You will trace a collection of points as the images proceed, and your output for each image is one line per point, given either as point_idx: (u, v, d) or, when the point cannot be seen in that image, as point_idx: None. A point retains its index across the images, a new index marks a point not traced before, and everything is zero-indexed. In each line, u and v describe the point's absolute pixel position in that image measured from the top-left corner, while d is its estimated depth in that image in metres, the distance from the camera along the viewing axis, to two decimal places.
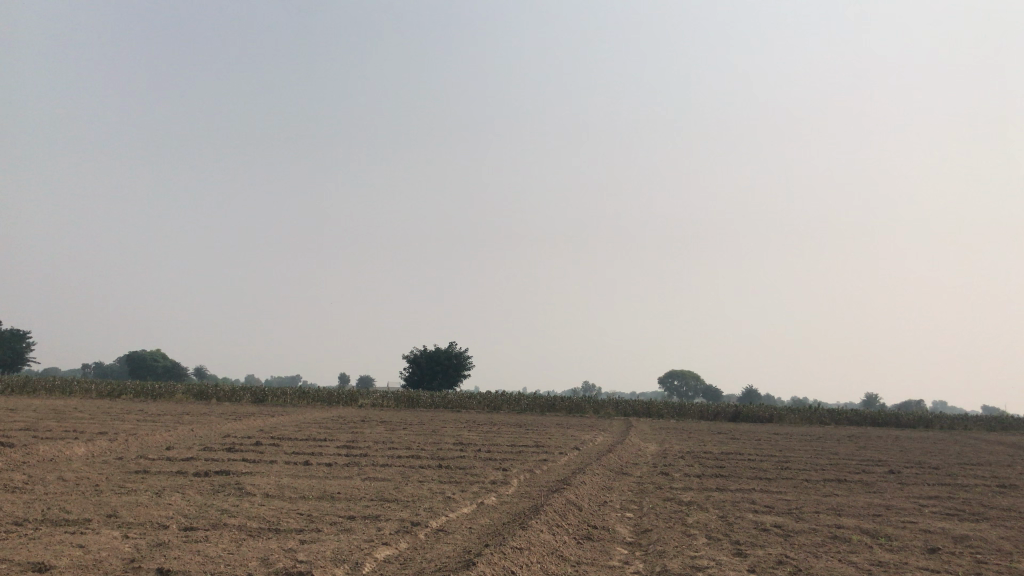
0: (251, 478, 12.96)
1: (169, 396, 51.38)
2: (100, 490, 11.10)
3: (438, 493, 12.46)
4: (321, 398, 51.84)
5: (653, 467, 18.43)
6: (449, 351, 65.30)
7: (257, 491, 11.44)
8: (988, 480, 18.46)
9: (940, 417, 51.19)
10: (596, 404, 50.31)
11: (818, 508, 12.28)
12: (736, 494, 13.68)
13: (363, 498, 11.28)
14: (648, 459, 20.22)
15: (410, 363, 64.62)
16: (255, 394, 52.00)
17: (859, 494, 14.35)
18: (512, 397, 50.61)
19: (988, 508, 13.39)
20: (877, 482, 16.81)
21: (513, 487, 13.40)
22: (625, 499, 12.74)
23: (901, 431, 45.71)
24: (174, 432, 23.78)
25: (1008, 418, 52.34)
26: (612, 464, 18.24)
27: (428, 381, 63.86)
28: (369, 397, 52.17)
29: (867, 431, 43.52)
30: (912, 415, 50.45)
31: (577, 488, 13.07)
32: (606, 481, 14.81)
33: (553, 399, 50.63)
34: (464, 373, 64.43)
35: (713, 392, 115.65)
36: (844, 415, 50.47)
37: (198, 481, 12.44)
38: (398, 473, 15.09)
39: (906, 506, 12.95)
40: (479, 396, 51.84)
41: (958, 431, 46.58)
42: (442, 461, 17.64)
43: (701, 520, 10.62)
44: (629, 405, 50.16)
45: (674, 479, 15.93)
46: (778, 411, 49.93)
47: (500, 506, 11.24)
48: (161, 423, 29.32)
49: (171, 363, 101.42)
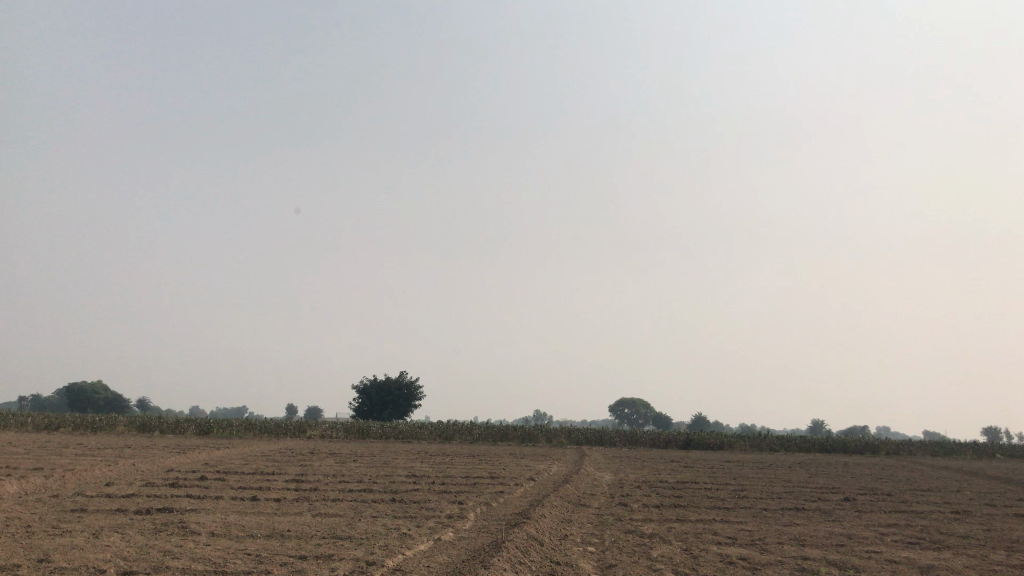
0: (195, 516, 12.36)
1: (109, 428, 49.72)
2: (33, 532, 10.43)
3: (394, 529, 11.99)
4: (269, 429, 50.67)
5: (611, 497, 18.15)
6: (400, 381, 64.47)
7: (202, 530, 10.88)
8: (941, 506, 18.55)
9: (886, 443, 51.86)
10: (548, 433, 49.97)
11: (780, 539, 12.13)
12: (697, 525, 13.47)
13: (315, 536, 10.81)
14: (604, 489, 19.93)
15: (360, 393, 63.58)
16: (200, 426, 50.61)
17: (820, 523, 14.25)
18: (464, 427, 50.05)
19: (948, 536, 13.39)
20: (835, 510, 16.76)
21: (470, 522, 12.97)
22: (586, 532, 12.43)
23: (849, 457, 46.17)
24: (113, 467, 22.79)
25: (951, 443, 53.28)
26: (570, 495, 17.94)
27: (377, 412, 62.92)
28: (318, 428, 51.15)
29: (817, 458, 43.83)
30: (859, 441, 51.08)
31: (536, 521, 12.71)
32: (564, 514, 14.48)
33: (505, 429, 50.17)
34: (414, 403, 63.65)
35: (664, 421, 116.03)
36: (793, 442, 50.85)
37: (139, 520, 11.81)
38: (350, 508, 14.57)
39: (868, 535, 12.87)
40: (430, 426, 51.16)
41: (904, 457, 47.20)
42: (395, 495, 17.12)
43: (666, 554, 10.36)
44: (581, 434, 49.90)
45: (633, 510, 15.65)
46: (728, 438, 50.12)
47: (459, 543, 10.85)
48: (99, 457, 28.20)
49: (111, 396, 98.42)
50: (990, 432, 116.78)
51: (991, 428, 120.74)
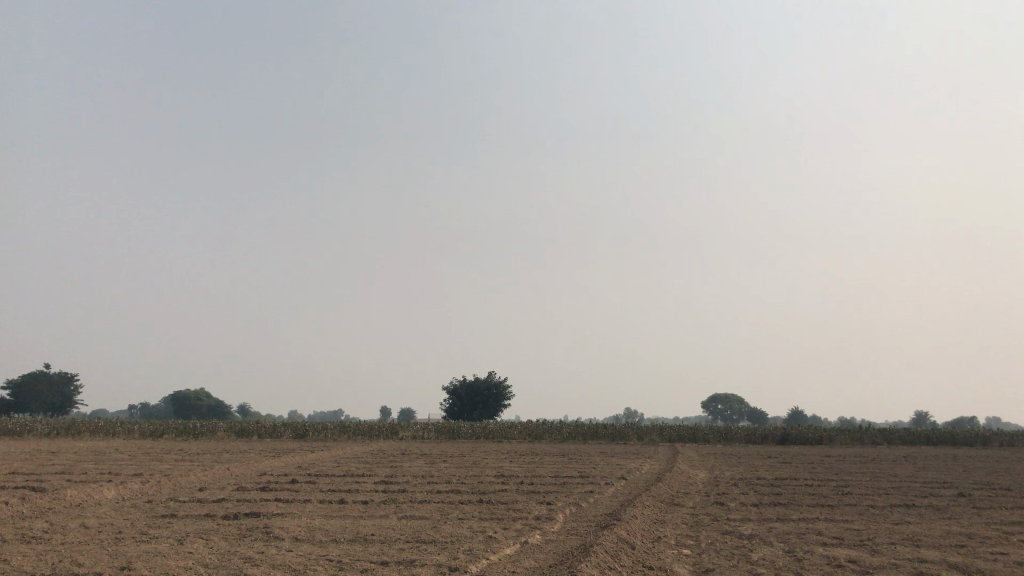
0: (279, 521, 12.26)
1: (210, 433, 51.22)
2: (119, 538, 10.47)
3: (479, 532, 11.63)
4: (362, 431, 51.33)
5: (706, 496, 17.37)
6: (489, 381, 64.45)
7: (285, 535, 10.75)
8: None
9: (998, 433, 49.14)
10: (639, 430, 49.12)
11: (892, 539, 11.26)
12: (800, 525, 12.68)
13: (398, 540, 10.55)
14: (699, 487, 19.15)
15: (450, 395, 63.88)
16: (296, 429, 51.65)
17: (934, 522, 13.24)
18: (554, 427, 49.65)
19: None
20: (950, 507, 15.64)
21: (559, 525, 12.52)
22: (681, 534, 11.82)
23: (957, 449, 43.95)
24: (209, 471, 23.20)
25: None
26: (663, 495, 17.24)
27: (467, 412, 63.13)
28: (409, 429, 51.52)
29: (923, 451, 41.83)
30: (969, 432, 48.51)
31: (628, 523, 12.13)
32: (657, 514, 13.89)
33: (596, 427, 49.55)
34: (504, 404, 63.54)
35: (759, 415, 113.28)
36: (897, 434, 48.66)
37: (226, 525, 11.77)
38: (435, 511, 14.27)
39: (990, 534, 11.87)
40: (520, 425, 50.90)
41: (1018, 449, 44.59)
42: (482, 496, 16.79)
43: (768, 557, 9.66)
44: (673, 431, 48.87)
45: (730, 510, 14.91)
46: (827, 432, 48.30)
47: (546, 546, 10.39)
48: (197, 462, 28.93)
49: (215, 403, 101.77)
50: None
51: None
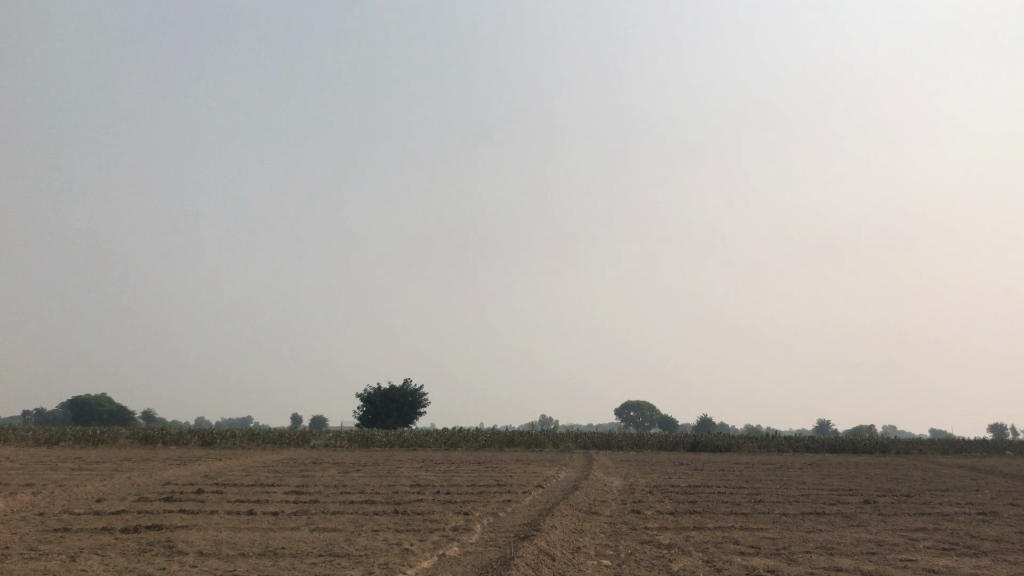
0: (183, 534, 11.68)
1: (111, 440, 49.10)
2: (5, 555, 9.74)
3: (395, 544, 11.29)
4: (272, 439, 50.02)
5: (623, 505, 17.36)
6: (403, 389, 63.72)
7: (190, 549, 10.20)
8: (968, 507, 17.79)
9: (895, 441, 51.06)
10: (554, 437, 49.24)
11: (807, 547, 11.39)
12: (716, 534, 12.74)
13: (310, 554, 10.11)
14: (615, 495, 19.17)
15: (364, 401, 62.90)
16: (202, 436, 49.95)
17: (845, 529, 13.49)
18: (470, 435, 49.35)
19: (983, 541, 12.68)
20: (858, 515, 16.00)
21: (477, 536, 12.27)
22: (599, 543, 11.71)
23: (858, 457, 45.46)
24: (108, 481, 22.07)
25: (960, 440, 52.58)
26: (580, 503, 17.17)
27: (382, 420, 62.27)
28: (322, 437, 50.45)
29: (827, 458, 43.12)
30: (868, 440, 50.30)
31: (547, 533, 11.98)
32: (575, 524, 13.77)
33: (511, 435, 49.46)
34: (419, 411, 62.92)
35: (670, 423, 115.39)
36: (802, 442, 50.03)
37: (125, 539, 11.14)
38: (349, 522, 13.82)
39: (899, 541, 12.15)
40: (435, 433, 50.44)
41: (915, 456, 46.39)
42: (397, 507, 16.36)
43: (687, 567, 9.60)
44: (588, 438, 49.17)
45: (647, 518, 14.89)
46: (736, 439, 49.35)
47: (464, 559, 10.14)
48: (96, 471, 27.55)
49: (117, 408, 97.86)
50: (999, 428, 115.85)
51: (1000, 423, 119.48)
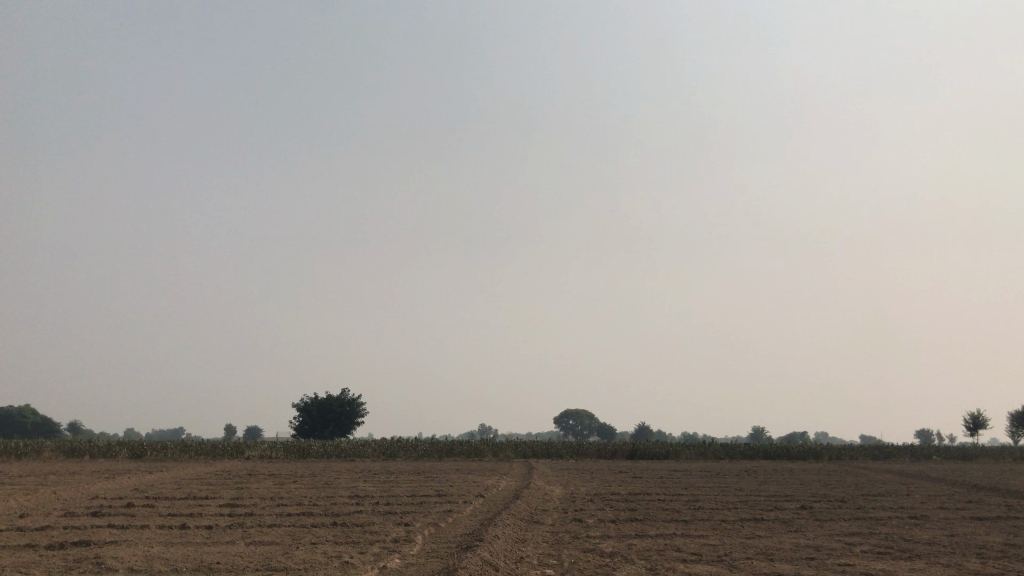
0: (112, 549, 11.26)
1: (35, 453, 47.36)
2: None
3: (334, 557, 11.04)
4: (205, 451, 48.83)
5: (565, 513, 17.35)
6: (341, 399, 62.87)
7: (119, 566, 9.83)
8: (900, 512, 18.23)
9: (827, 447, 52.21)
10: (494, 446, 49.12)
11: (748, 553, 11.50)
12: (657, 541, 12.80)
13: (247, 569, 9.83)
14: (557, 504, 19.14)
15: (301, 412, 61.90)
16: (132, 448, 48.49)
17: (783, 535, 13.69)
18: (409, 444, 48.92)
19: (915, 544, 13.00)
20: (795, 520, 16.26)
21: (418, 547, 12.09)
22: (542, 553, 11.67)
23: (792, 463, 46.38)
24: (32, 496, 21.19)
25: (888, 445, 54.03)
26: (522, 512, 17.09)
27: (319, 430, 61.36)
28: (257, 448, 49.45)
29: (762, 465, 43.87)
30: (802, 446, 51.34)
31: (489, 543, 11.86)
32: (517, 533, 13.67)
33: (451, 444, 49.20)
34: (357, 420, 62.17)
35: (608, 431, 116.32)
36: (737, 449, 50.82)
37: (51, 556, 10.68)
38: (287, 535, 13.50)
39: (836, 546, 12.36)
40: (374, 443, 49.89)
41: (846, 462, 47.51)
42: (337, 519, 16.05)
43: None
44: (527, 447, 49.18)
45: (589, 527, 14.91)
46: (674, 447, 49.90)
47: (406, 570, 9.98)
48: (18, 485, 26.47)
49: (41, 420, 94.41)
50: (925, 434, 119.50)
51: (925, 429, 123.19)
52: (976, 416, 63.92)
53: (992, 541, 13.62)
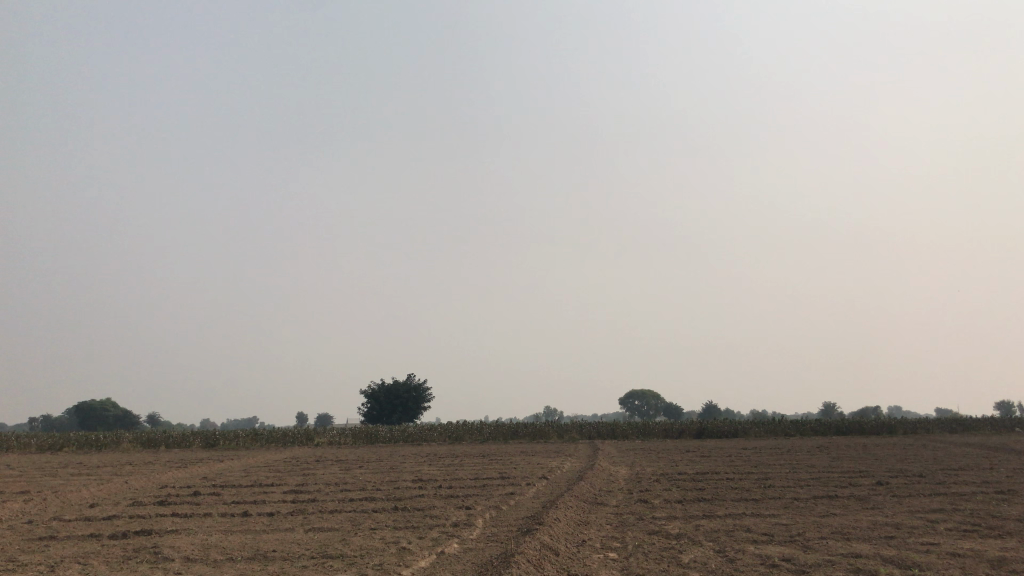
0: (171, 539, 11.24)
1: (114, 445, 48.69)
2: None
3: (392, 543, 10.80)
4: (276, 438, 49.58)
5: (630, 494, 16.91)
6: (407, 384, 63.26)
7: (175, 555, 9.75)
8: (984, 487, 17.29)
9: (901, 421, 50.56)
10: (560, 428, 48.76)
11: (822, 533, 10.96)
12: (727, 522, 12.31)
13: (301, 556, 9.64)
14: (621, 485, 18.70)
15: (368, 399, 62.49)
16: (205, 438, 49.54)
17: (860, 513, 13.03)
18: (474, 428, 48.90)
19: (1003, 520, 12.24)
20: (872, 497, 15.51)
21: (478, 531, 11.79)
22: (606, 535, 11.26)
23: (865, 438, 45.04)
24: (104, 486, 21.60)
25: (965, 418, 52.06)
26: (584, 494, 16.72)
27: (386, 417, 61.90)
28: (325, 434, 50.02)
29: (833, 441, 42.66)
30: (875, 421, 49.83)
31: (550, 526, 11.47)
32: (579, 516, 13.28)
33: (516, 427, 49.03)
34: (423, 406, 62.51)
35: (675, 411, 115.17)
36: (808, 425, 49.56)
37: (110, 547, 10.65)
38: (347, 521, 13.36)
39: (918, 524, 11.66)
40: (440, 428, 50.03)
41: (921, 436, 45.95)
42: (398, 503, 15.88)
43: (698, 559, 9.10)
44: (593, 428, 48.75)
45: (654, 508, 14.43)
46: (741, 425, 48.93)
47: (463, 556, 9.66)
48: (93, 476, 26.98)
49: (123, 413, 97.37)
50: (1005, 406, 115.72)
51: (1005, 401, 118.85)
52: None
53: None
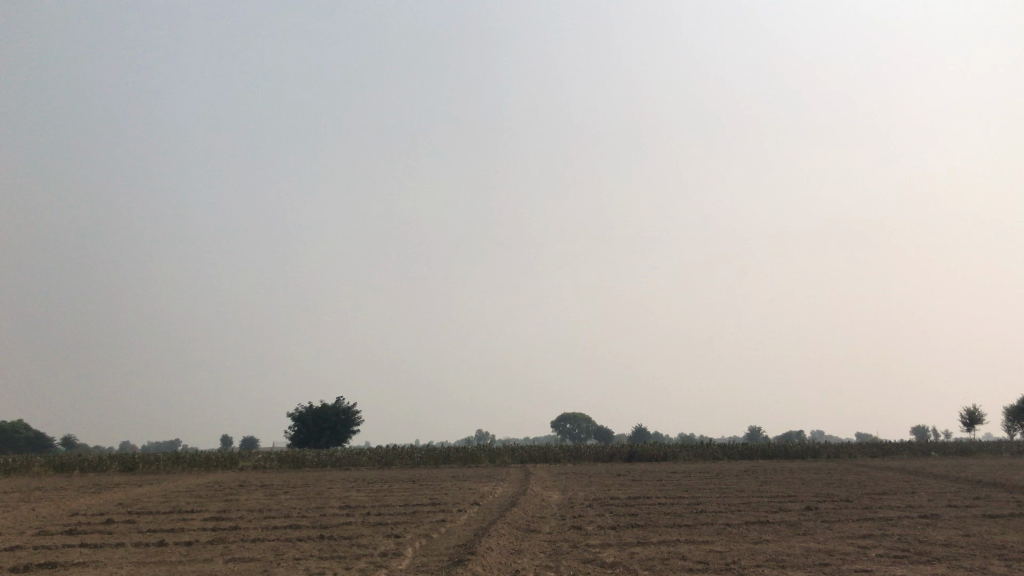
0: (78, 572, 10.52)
1: (24, 469, 46.36)
2: None
3: None
4: (198, 462, 47.92)
5: (562, 520, 16.64)
6: (336, 408, 62.05)
7: None
8: (909, 512, 17.55)
9: (825, 445, 51.55)
10: (491, 452, 48.33)
11: (757, 560, 10.87)
12: (661, 549, 12.15)
13: None
14: (554, 511, 18.44)
15: (295, 421, 61.06)
16: (123, 461, 47.55)
17: (792, 539, 13.03)
18: (405, 452, 48.09)
19: (932, 545, 12.37)
20: (803, 523, 15.57)
21: (407, 561, 11.36)
22: (540, 565, 10.95)
23: (791, 462, 45.76)
24: (9, 514, 20.37)
25: (885, 442, 53.36)
26: (517, 521, 16.38)
27: (314, 440, 60.55)
28: (250, 459, 48.58)
29: (760, 465, 43.21)
30: (801, 445, 50.69)
31: (482, 556, 11.12)
32: (512, 544, 12.96)
33: (447, 451, 48.42)
34: (352, 429, 61.38)
35: (605, 433, 115.68)
36: (736, 449, 50.16)
37: None
38: (270, 551, 12.76)
39: (849, 550, 11.70)
40: (369, 452, 49.06)
41: (845, 460, 46.90)
42: (324, 532, 15.28)
43: None
44: (525, 452, 48.43)
45: (588, 535, 14.22)
46: (671, 448, 49.25)
47: None
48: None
49: (35, 434, 93.24)
50: (919, 430, 119.67)
51: (921, 426, 122.45)
52: (972, 411, 63.53)
53: (1013, 540, 13.02)
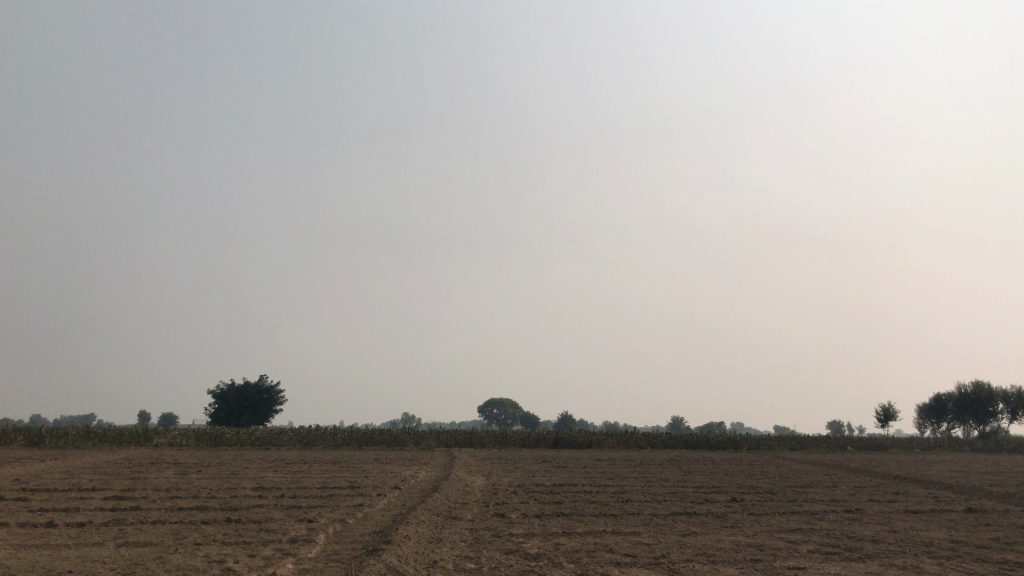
0: None
1: None
2: None
3: (217, 563, 9.50)
4: (110, 437, 45.91)
5: (484, 507, 16.05)
6: (259, 386, 60.41)
7: None
8: (833, 505, 17.48)
9: (746, 437, 52.12)
10: (415, 435, 47.51)
11: (686, 555, 10.40)
12: (588, 541, 11.58)
13: None
14: (477, 497, 17.87)
15: (216, 399, 59.17)
16: (29, 435, 45.24)
17: (721, 532, 12.67)
18: (327, 433, 46.93)
19: (861, 542, 12.15)
20: (730, 515, 15.29)
21: (317, 548, 10.61)
22: (460, 554, 10.36)
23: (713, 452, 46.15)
24: None
25: (803, 435, 54.31)
26: (438, 506, 15.75)
27: (235, 418, 58.84)
28: (165, 436, 46.79)
29: (683, 455, 43.40)
30: (722, 436, 51.20)
31: (398, 544, 10.40)
32: (431, 532, 12.26)
33: (371, 433, 47.44)
34: (275, 408, 59.87)
35: (531, 420, 115.61)
36: (660, 439, 50.41)
37: None
38: (169, 534, 11.85)
39: (778, 546, 11.37)
40: (290, 432, 47.74)
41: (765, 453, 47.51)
42: (232, 514, 14.39)
43: None
44: (449, 436, 47.77)
45: (512, 523, 13.68)
46: (596, 436, 49.21)
47: None
48: None
49: None
50: (835, 426, 122.86)
51: (836, 422, 125.51)
52: (886, 408, 65.28)
53: (938, 538, 12.92)
